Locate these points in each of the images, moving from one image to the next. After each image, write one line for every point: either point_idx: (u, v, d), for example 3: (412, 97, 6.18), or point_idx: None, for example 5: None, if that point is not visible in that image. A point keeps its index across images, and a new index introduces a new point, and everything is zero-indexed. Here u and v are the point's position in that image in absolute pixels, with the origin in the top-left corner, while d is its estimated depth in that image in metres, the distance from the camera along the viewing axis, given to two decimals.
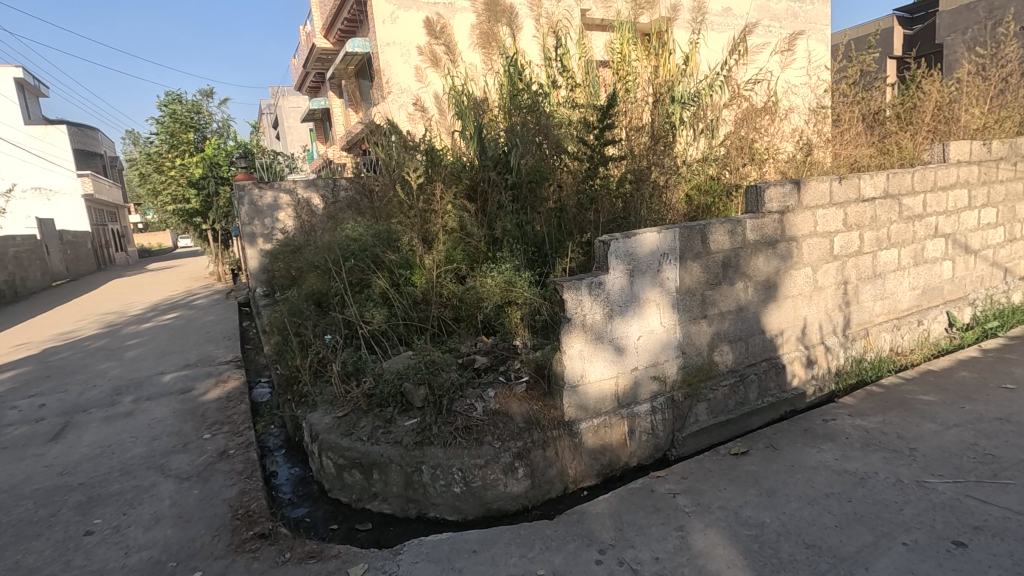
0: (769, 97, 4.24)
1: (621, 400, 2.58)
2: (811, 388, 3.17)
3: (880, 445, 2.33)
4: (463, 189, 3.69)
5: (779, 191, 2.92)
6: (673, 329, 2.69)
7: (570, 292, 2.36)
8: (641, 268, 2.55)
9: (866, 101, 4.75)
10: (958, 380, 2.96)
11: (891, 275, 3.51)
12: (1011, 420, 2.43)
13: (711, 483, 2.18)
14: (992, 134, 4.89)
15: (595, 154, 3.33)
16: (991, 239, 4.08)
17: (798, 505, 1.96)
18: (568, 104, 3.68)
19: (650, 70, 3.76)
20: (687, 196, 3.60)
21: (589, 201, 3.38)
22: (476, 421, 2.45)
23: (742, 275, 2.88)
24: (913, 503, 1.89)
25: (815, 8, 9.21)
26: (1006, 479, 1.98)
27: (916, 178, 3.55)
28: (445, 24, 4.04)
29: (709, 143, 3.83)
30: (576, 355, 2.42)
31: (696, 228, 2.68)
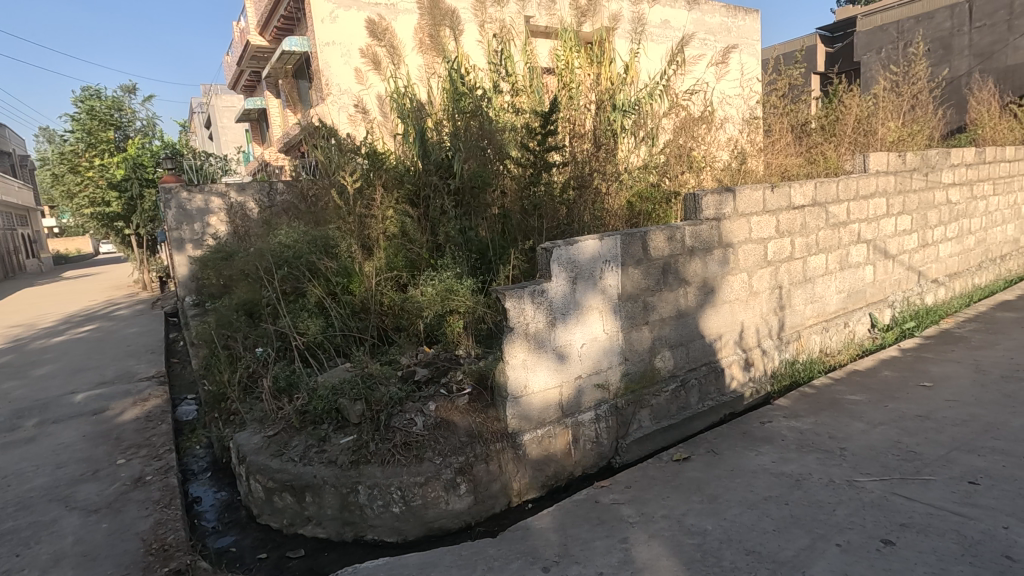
0: (705, 107, 4.33)
1: (565, 410, 2.54)
2: (749, 390, 3.25)
3: (814, 446, 2.40)
4: (405, 195, 3.59)
5: (715, 198, 3.00)
6: (615, 336, 2.69)
7: (512, 300, 2.31)
8: (583, 275, 2.53)
9: (795, 113, 4.98)
10: (882, 379, 3.11)
11: (820, 279, 3.66)
12: (930, 417, 2.57)
13: (655, 492, 2.18)
14: (907, 146, 5.23)
15: (538, 161, 3.30)
16: (906, 245, 4.34)
17: (739, 510, 1.98)
18: (511, 109, 3.61)
19: (592, 77, 3.65)
20: (628, 202, 3.62)
21: (533, 207, 3.32)
22: (416, 437, 2.36)
23: (681, 280, 2.91)
24: (846, 503, 1.95)
25: (746, 23, 9.64)
26: (928, 476, 2.08)
27: (841, 188, 3.73)
28: (386, 26, 3.88)
29: (650, 150, 3.88)
30: (518, 365, 2.36)
31: (636, 235, 2.69)
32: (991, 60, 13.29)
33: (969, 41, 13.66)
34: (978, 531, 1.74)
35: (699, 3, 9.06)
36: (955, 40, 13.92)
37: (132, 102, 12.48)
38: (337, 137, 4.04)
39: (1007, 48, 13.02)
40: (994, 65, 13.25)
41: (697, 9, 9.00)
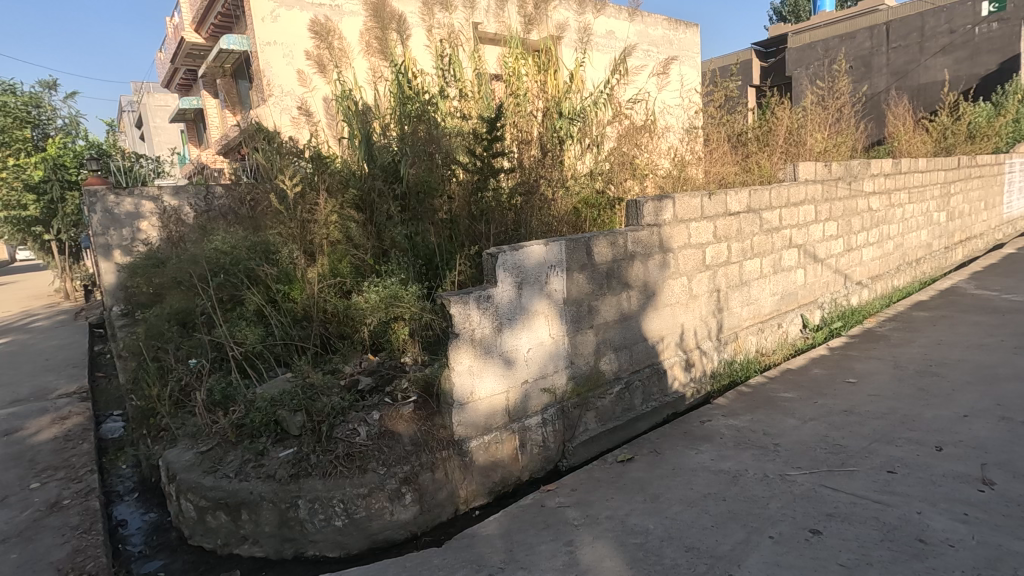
0: (647, 116, 4.46)
1: (511, 415, 2.54)
2: (690, 390, 3.35)
3: (749, 442, 2.50)
4: (350, 200, 3.43)
5: (655, 205, 3.09)
6: (561, 340, 2.71)
7: (457, 305, 2.29)
8: (529, 280, 2.54)
9: (731, 123, 5.21)
10: (812, 377, 3.28)
11: (755, 282, 3.83)
12: (854, 412, 2.73)
13: (600, 493, 2.21)
14: (833, 156, 5.57)
15: (485, 166, 3.25)
16: (833, 249, 4.61)
17: (679, 508, 2.03)
18: (457, 115, 3.58)
19: (539, 84, 3.74)
20: (575, 208, 3.63)
21: (480, 212, 3.28)
22: (359, 447, 2.30)
23: (625, 284, 2.98)
24: (778, 496, 2.04)
25: (687, 37, 10.03)
26: (852, 467, 2.20)
27: (773, 195, 3.92)
28: (334, 28, 3.82)
29: (595, 157, 3.94)
30: (464, 372, 2.34)
31: (580, 240, 2.74)
32: (906, 79, 14.43)
33: (887, 60, 14.74)
34: (896, 517, 1.85)
35: (642, 16, 9.35)
36: (874, 58, 14.99)
37: (52, 98, 11.66)
38: (277, 139, 3.89)
39: (920, 68, 14.14)
40: (909, 82, 14.38)
41: (640, 21, 9.27)
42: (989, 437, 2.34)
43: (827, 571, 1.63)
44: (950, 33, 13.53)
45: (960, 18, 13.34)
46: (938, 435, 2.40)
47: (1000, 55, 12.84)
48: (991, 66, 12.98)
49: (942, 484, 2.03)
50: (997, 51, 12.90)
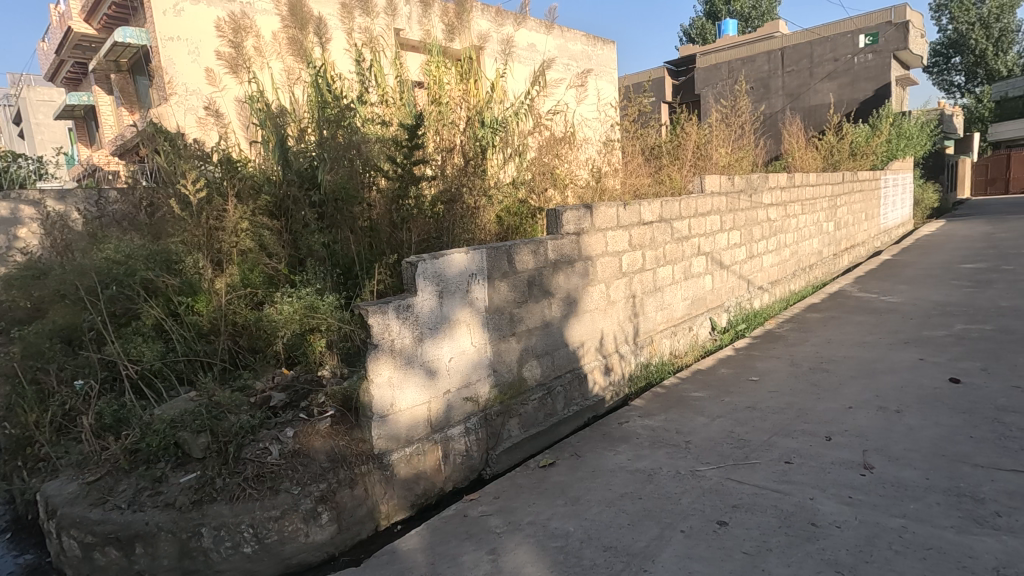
0: (566, 128, 4.58)
1: (434, 425, 2.50)
2: (609, 394, 3.46)
3: (663, 441, 2.62)
4: (262, 207, 3.27)
5: (575, 214, 3.19)
6: (484, 348, 2.71)
7: (376, 316, 2.23)
8: (450, 289, 2.53)
9: (644, 137, 5.48)
10: (720, 376, 3.49)
11: (667, 288, 4.02)
12: (757, 407, 2.93)
13: (522, 500, 2.23)
14: (737, 170, 6.00)
15: (406, 173, 3.21)
16: (737, 256, 4.95)
17: (599, 509, 2.09)
18: (378, 122, 3.47)
19: (461, 92, 3.72)
20: (498, 217, 3.68)
21: (402, 220, 3.23)
22: (270, 467, 2.17)
23: (546, 292, 3.03)
24: (689, 491, 2.15)
25: (604, 53, 10.45)
26: (754, 460, 2.36)
27: (683, 206, 4.15)
28: (252, 25, 3.63)
29: (518, 166, 3.99)
30: (384, 384, 2.28)
31: (501, 249, 2.75)
32: (799, 101, 15.82)
33: (782, 83, 16.11)
34: (792, 504, 2.00)
35: (562, 30, 9.63)
36: (771, 81, 16.33)
37: None
38: (179, 141, 3.62)
39: (810, 91, 15.57)
40: (801, 104, 15.79)
41: (560, 35, 9.54)
42: (870, 426, 2.59)
43: (733, 559, 1.73)
44: (834, 61, 15.01)
45: (842, 48, 14.85)
46: (828, 426, 2.63)
47: (875, 83, 14.40)
48: (868, 92, 14.52)
49: (831, 471, 2.22)
50: (873, 79, 14.44)
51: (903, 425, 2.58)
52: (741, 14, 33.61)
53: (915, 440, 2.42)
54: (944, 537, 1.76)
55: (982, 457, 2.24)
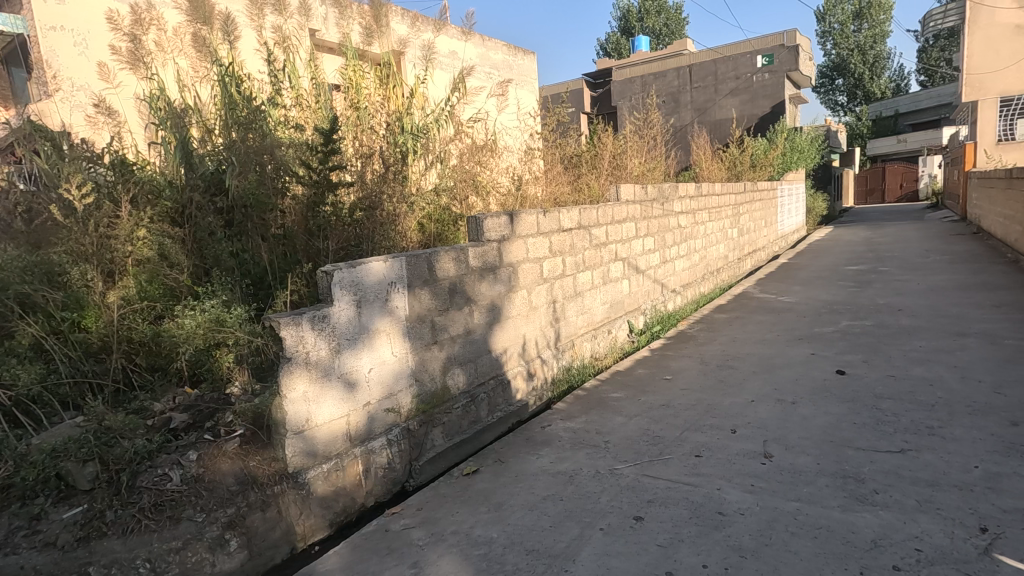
0: (487, 136, 4.61)
1: (354, 439, 2.42)
2: (533, 398, 3.51)
3: (584, 442, 2.69)
4: (162, 213, 3.05)
5: (496, 221, 3.22)
6: (405, 358, 2.66)
7: (288, 328, 2.13)
8: (369, 298, 2.46)
9: (563, 146, 5.63)
10: (637, 377, 3.65)
11: (587, 293, 4.15)
12: (670, 405, 3.08)
13: (446, 509, 2.21)
14: (649, 179, 6.32)
15: (321, 179, 3.11)
16: (652, 261, 5.19)
17: (521, 513, 2.11)
18: (292, 126, 3.28)
19: (381, 98, 3.65)
20: (419, 224, 3.62)
21: (318, 227, 3.09)
22: (170, 494, 2.00)
23: (468, 299, 3.03)
24: (608, 490, 2.22)
25: (525, 63, 10.64)
26: (668, 455, 2.48)
27: (600, 214, 4.30)
28: (158, 15, 3.38)
29: (440, 173, 3.90)
30: (299, 399, 2.18)
31: (421, 255, 2.72)
32: (706, 115, 16.90)
33: (691, 98, 17.14)
34: (702, 495, 2.12)
35: (483, 39, 9.70)
36: (681, 95, 17.32)
37: None
38: (63, 142, 3.28)
39: (715, 106, 16.67)
40: (708, 118, 16.88)
41: (481, 44, 9.61)
42: (770, 417, 2.80)
43: (648, 553, 1.81)
44: (736, 79, 16.19)
45: (743, 67, 16.03)
46: (733, 419, 2.81)
47: (772, 100, 15.66)
48: (766, 108, 15.77)
49: (736, 461, 2.38)
50: (770, 97, 15.69)
51: (798, 415, 2.81)
52: (653, 31, 35.43)
53: (808, 428, 2.64)
54: (831, 516, 1.93)
55: (863, 440, 2.48)
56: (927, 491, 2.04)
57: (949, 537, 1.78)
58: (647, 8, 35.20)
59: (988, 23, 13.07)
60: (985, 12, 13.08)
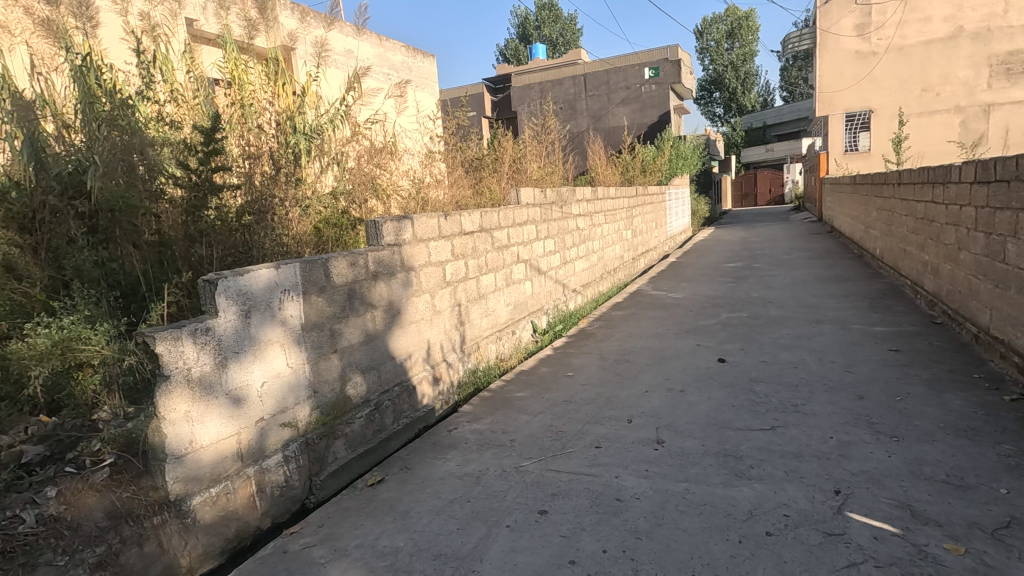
0: (386, 138, 4.50)
1: (245, 458, 2.27)
2: (439, 402, 3.48)
3: (490, 443, 2.73)
4: (8, 218, 2.53)
5: (394, 225, 3.17)
6: (301, 369, 2.53)
7: (166, 342, 1.96)
8: (258, 307, 2.33)
9: (463, 150, 5.67)
10: (540, 375, 3.75)
11: (490, 295, 4.19)
12: (572, 400, 3.20)
13: (349, 523, 2.14)
14: (548, 183, 6.52)
15: (202, 181, 2.87)
16: (552, 262, 5.35)
17: (428, 519, 2.10)
18: (167, 123, 2.95)
19: (268, 95, 3.39)
20: (315, 227, 3.46)
21: (200, 233, 2.84)
22: (22, 539, 1.74)
23: (368, 305, 2.96)
24: (513, 487, 2.27)
25: (423, 66, 10.56)
26: (570, 449, 2.58)
27: (501, 217, 4.36)
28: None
29: (336, 176, 3.68)
30: (180, 419, 2.01)
31: (316, 261, 2.62)
32: (601, 122, 17.74)
33: (586, 106, 17.91)
34: (601, 484, 2.23)
35: (380, 39, 9.49)
36: (577, 103, 18.04)
37: None
38: None
39: (609, 114, 17.56)
40: (603, 125, 17.73)
41: (378, 44, 9.40)
42: (661, 406, 3.00)
43: (552, 544, 1.87)
44: (626, 89, 17.17)
45: (632, 78, 17.04)
46: (629, 410, 2.98)
47: (659, 110, 16.78)
48: (654, 117, 16.86)
49: (631, 449, 2.52)
50: (657, 107, 16.80)
51: (685, 401, 3.03)
52: (549, 39, 36.60)
53: (695, 413, 2.87)
54: (715, 492, 2.11)
55: (741, 421, 2.74)
56: (793, 462, 2.29)
57: (811, 501, 2.01)
58: (544, 17, 36.33)
59: (834, 48, 14.92)
60: (831, 39, 14.92)
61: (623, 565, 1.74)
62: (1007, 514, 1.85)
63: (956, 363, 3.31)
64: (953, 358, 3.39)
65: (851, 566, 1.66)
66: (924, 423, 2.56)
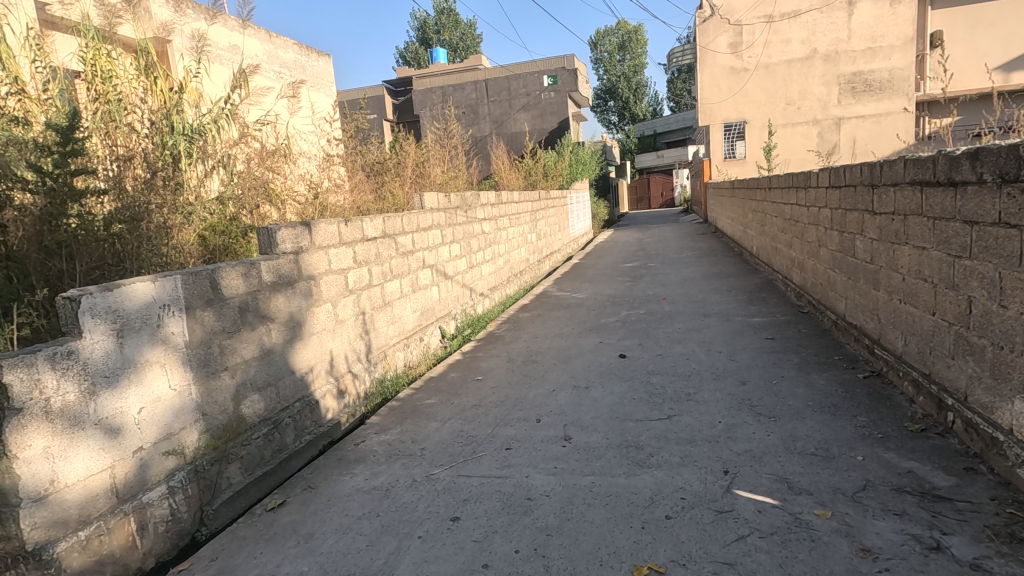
0: (279, 140, 4.27)
1: (122, 493, 2.04)
2: (344, 416, 3.34)
3: (399, 453, 2.68)
4: None
5: (291, 232, 3.03)
6: (187, 391, 2.33)
7: (18, 372, 1.72)
8: (132, 327, 2.11)
9: (363, 154, 5.34)
10: (449, 381, 3.73)
11: (397, 302, 4.10)
12: (481, 404, 3.22)
13: (247, 553, 2.01)
14: (451, 187, 6.52)
15: (59, 186, 2.49)
16: (459, 267, 5.34)
17: (333, 539, 2.02)
18: (12, 119, 2.50)
19: (139, 91, 3.02)
20: (200, 236, 3.18)
21: (59, 246, 2.49)
22: None
23: (263, 318, 2.78)
24: (424, 497, 2.24)
25: (318, 65, 10.16)
26: (481, 452, 2.59)
27: (405, 222, 4.28)
28: None
29: (223, 179, 3.39)
30: (37, 457, 1.77)
31: (201, 272, 2.42)
32: (503, 127, 18.03)
33: (488, 111, 18.12)
34: (512, 485, 2.27)
35: (269, 35, 8.98)
36: (479, 108, 18.19)
37: None
38: None
39: (511, 120, 17.89)
40: (505, 130, 18.03)
41: (268, 40, 8.89)
42: (567, 403, 3.10)
43: (465, 550, 1.87)
44: (526, 96, 17.60)
45: (531, 85, 17.50)
46: (537, 410, 3.05)
47: (558, 117, 17.38)
48: (554, 124, 17.43)
49: (540, 448, 2.58)
50: (556, 113, 17.37)
51: (590, 397, 3.16)
52: (449, 43, 36.59)
53: (599, 408, 2.99)
54: (619, 482, 2.22)
55: (640, 412, 2.90)
56: (687, 447, 2.47)
57: (703, 482, 2.17)
58: (443, 22, 36.32)
59: (712, 63, 16.28)
60: (710, 55, 16.27)
61: (535, 563, 1.77)
62: (862, 478, 2.11)
63: (819, 347, 3.73)
64: (817, 343, 3.82)
65: (739, 539, 1.81)
66: (795, 402, 2.85)
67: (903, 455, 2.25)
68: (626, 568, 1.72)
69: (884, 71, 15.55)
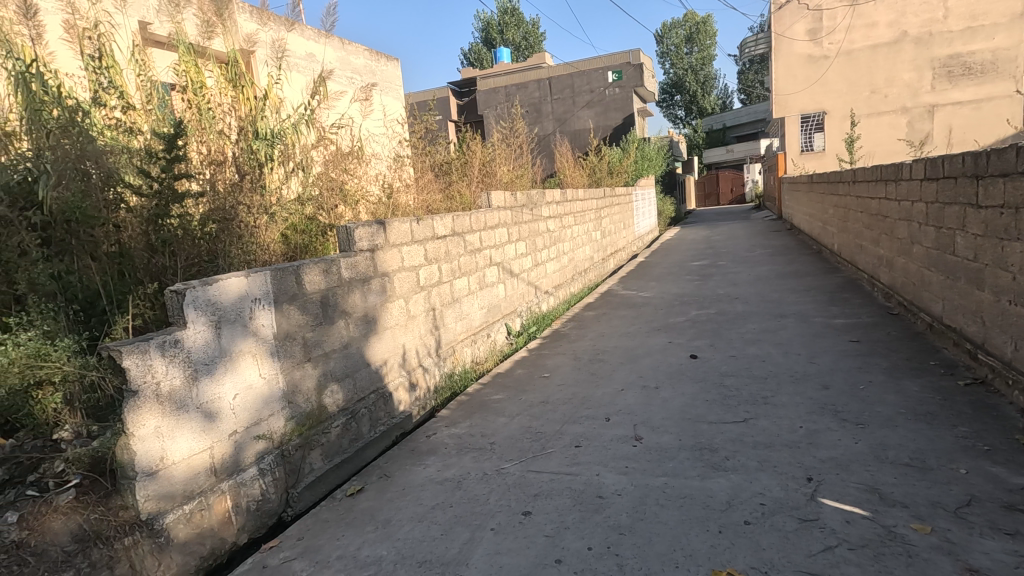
0: (353, 142, 4.44)
1: (219, 472, 2.20)
2: (416, 409, 3.44)
3: (469, 447, 2.73)
4: None
5: (367, 231, 3.15)
6: (275, 380, 2.48)
7: (133, 357, 1.89)
8: (227, 319, 2.27)
9: (432, 155, 5.53)
10: (515, 377, 3.77)
11: (464, 299, 4.18)
12: (548, 401, 3.24)
13: (329, 535, 2.11)
14: (516, 185, 6.57)
15: (164, 189, 2.71)
16: (524, 264, 5.37)
17: (409, 526, 2.10)
18: (125, 130, 2.75)
19: (228, 100, 3.21)
20: (283, 235, 3.38)
21: (162, 243, 2.70)
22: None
23: (342, 312, 2.92)
24: (495, 490, 2.28)
25: (387, 69, 10.49)
26: (550, 449, 2.60)
27: (473, 220, 4.36)
28: None
29: (302, 181, 3.56)
30: (149, 435, 1.94)
31: (287, 268, 2.56)
32: (567, 125, 17.94)
33: (551, 109, 18.09)
34: (582, 482, 2.26)
35: (343, 43, 9.36)
36: (542, 106, 18.20)
37: None
38: None
39: (574, 117, 17.78)
40: (568, 128, 17.94)
41: (341, 47, 9.27)
42: (636, 403, 3.06)
43: (536, 545, 1.89)
44: (590, 93, 17.44)
45: (596, 82, 17.30)
46: (606, 409, 3.02)
47: (623, 113, 17.10)
48: (618, 120, 17.16)
49: (610, 447, 2.56)
50: (621, 109, 17.10)
51: (660, 398, 3.09)
52: (513, 43, 36.82)
53: (669, 409, 2.92)
54: (692, 485, 2.16)
55: (714, 414, 2.81)
56: (765, 452, 2.37)
57: (784, 488, 2.08)
58: (507, 21, 36.52)
59: (788, 52, 15.48)
60: (786, 43, 15.48)
61: (608, 561, 1.76)
62: (966, 493, 1.95)
63: (911, 351, 3.47)
64: (909, 346, 3.56)
65: (826, 550, 1.72)
66: (886, 409, 2.67)
67: (1013, 470, 2.06)
68: (704, 571, 1.68)
69: (985, 53, 14.23)
